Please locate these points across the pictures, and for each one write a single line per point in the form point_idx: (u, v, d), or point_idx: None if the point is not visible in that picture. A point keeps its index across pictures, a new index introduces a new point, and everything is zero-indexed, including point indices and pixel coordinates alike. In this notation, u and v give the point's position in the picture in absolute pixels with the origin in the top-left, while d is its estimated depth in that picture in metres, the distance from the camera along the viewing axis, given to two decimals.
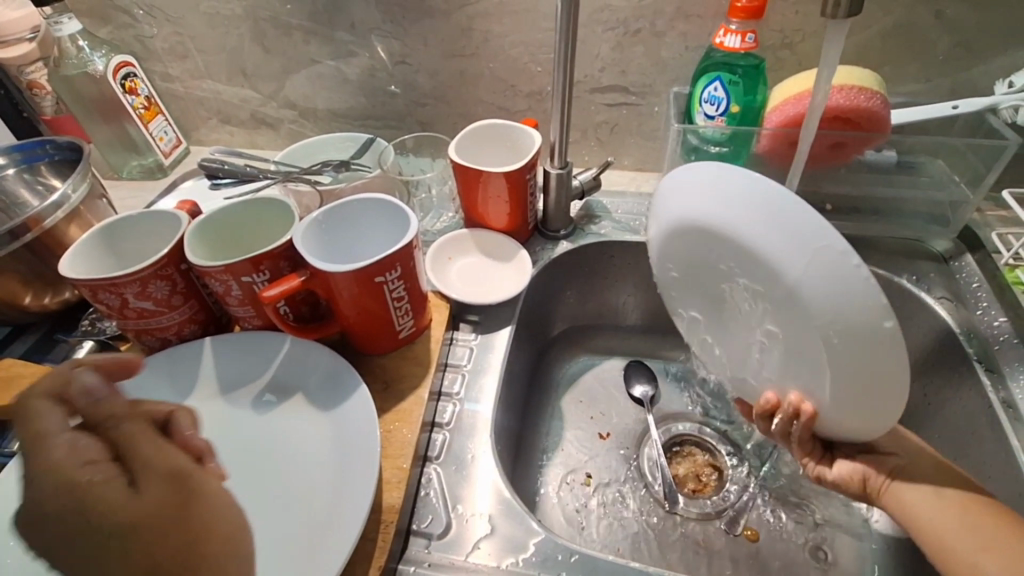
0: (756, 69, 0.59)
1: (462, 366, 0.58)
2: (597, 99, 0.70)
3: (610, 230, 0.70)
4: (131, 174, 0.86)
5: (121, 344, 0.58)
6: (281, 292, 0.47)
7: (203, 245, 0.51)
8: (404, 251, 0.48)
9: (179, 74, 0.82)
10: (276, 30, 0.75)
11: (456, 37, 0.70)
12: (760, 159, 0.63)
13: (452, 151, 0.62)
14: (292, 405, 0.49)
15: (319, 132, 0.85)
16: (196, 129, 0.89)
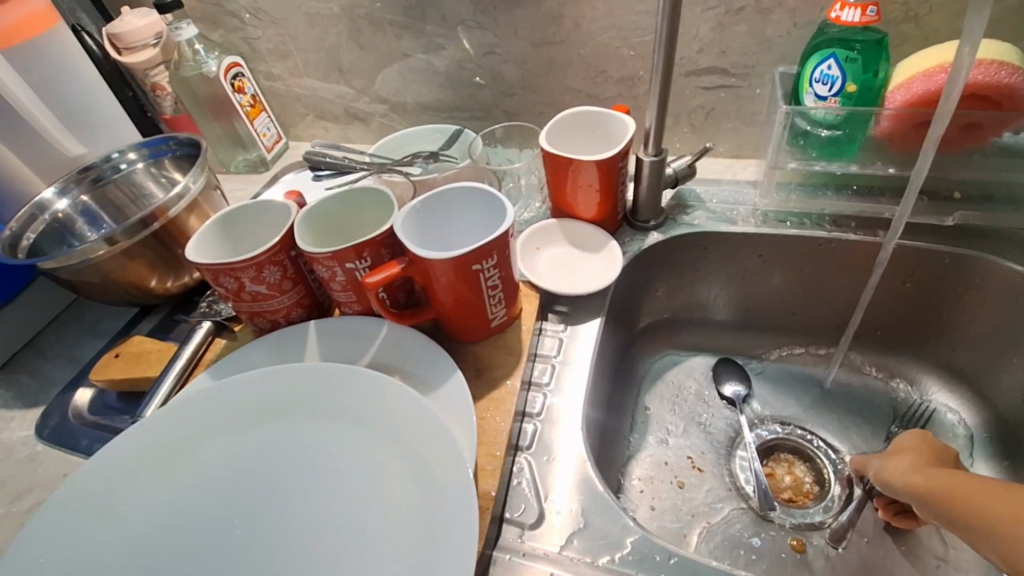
0: (878, 44, 0.54)
1: (552, 357, 0.57)
2: (692, 83, 0.67)
3: (705, 221, 0.67)
4: (237, 168, 0.92)
5: (234, 325, 0.62)
6: (383, 278, 0.48)
7: (310, 232, 0.53)
8: (499, 240, 0.48)
9: (281, 73, 0.87)
10: (370, 26, 0.77)
11: (546, 25, 0.69)
12: (878, 143, 0.58)
13: (543, 141, 0.61)
14: None
15: (408, 126, 0.87)
16: (295, 124, 0.94)
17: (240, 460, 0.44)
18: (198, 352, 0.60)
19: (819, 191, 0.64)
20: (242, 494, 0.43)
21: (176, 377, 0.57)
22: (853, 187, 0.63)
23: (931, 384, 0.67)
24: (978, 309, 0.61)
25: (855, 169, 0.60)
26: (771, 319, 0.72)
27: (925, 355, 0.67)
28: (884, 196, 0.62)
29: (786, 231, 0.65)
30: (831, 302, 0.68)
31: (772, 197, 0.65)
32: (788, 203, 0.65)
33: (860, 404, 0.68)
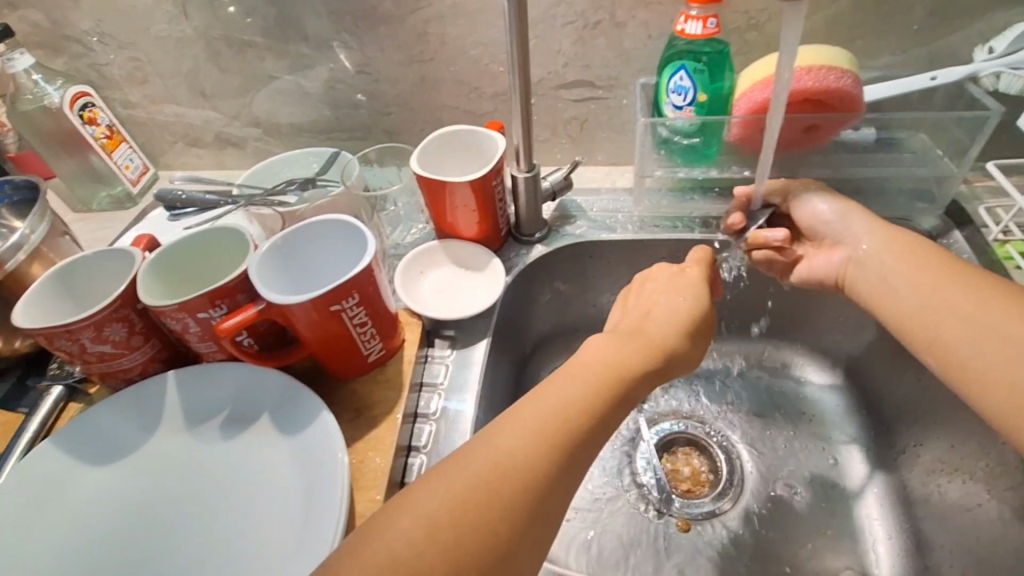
0: (721, 54, 0.57)
1: (438, 384, 0.57)
2: (564, 95, 0.68)
3: (586, 230, 0.69)
4: (101, 205, 0.85)
5: (90, 387, 0.57)
6: (237, 325, 0.46)
7: (159, 281, 0.49)
8: (358, 277, 0.46)
9: (140, 100, 0.80)
10: (231, 48, 0.73)
11: (414, 42, 0.68)
12: (733, 147, 0.61)
13: (414, 163, 0.60)
14: (257, 432, 0.48)
15: (286, 149, 0.83)
16: (164, 154, 0.87)
17: (91, 531, 0.44)
18: (47, 422, 0.54)
19: (686, 195, 0.67)
20: (116, 555, 0.43)
21: (20, 454, 0.51)
22: (716, 189, 0.66)
23: (802, 362, 0.72)
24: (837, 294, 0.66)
25: (716, 173, 0.63)
26: None
27: (798, 339, 0.72)
28: None
29: (659, 235, 0.67)
30: None
31: (644, 204, 0.68)
32: (659, 208, 0.68)
33: (745, 391, 0.71)
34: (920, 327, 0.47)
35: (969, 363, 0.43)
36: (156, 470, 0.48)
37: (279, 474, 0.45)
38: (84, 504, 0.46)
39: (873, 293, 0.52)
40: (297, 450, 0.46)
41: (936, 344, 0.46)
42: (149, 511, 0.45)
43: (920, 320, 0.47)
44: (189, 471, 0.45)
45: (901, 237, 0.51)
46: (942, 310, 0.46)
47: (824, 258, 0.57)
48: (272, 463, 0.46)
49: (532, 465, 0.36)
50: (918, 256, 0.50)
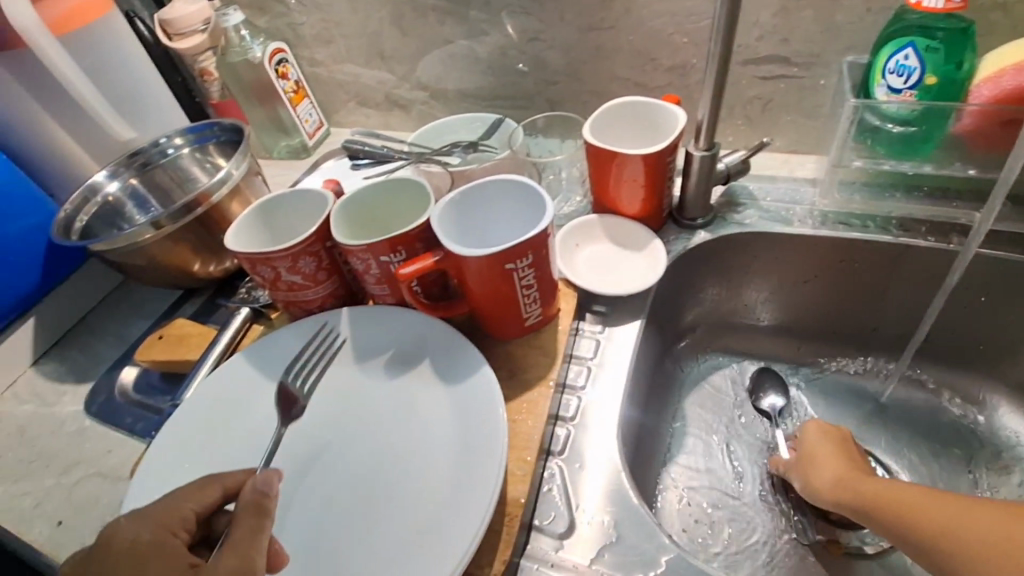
0: (965, 32, 0.49)
1: (588, 359, 0.55)
2: (750, 72, 0.63)
3: (757, 220, 0.63)
4: (280, 154, 0.93)
5: (271, 312, 0.62)
6: (416, 271, 0.48)
7: (347, 223, 0.53)
8: (534, 239, 0.46)
9: (324, 59, 0.87)
10: (413, 11, 0.75)
11: (595, 9, 0.66)
12: (958, 141, 0.52)
13: (587, 132, 0.59)
14: (418, 375, 0.50)
15: (448, 113, 0.86)
16: (337, 111, 0.94)
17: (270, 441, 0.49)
18: (236, 338, 0.60)
19: (886, 192, 0.59)
20: (289, 466, 0.47)
21: (214, 363, 0.57)
22: (925, 188, 0.57)
23: (1000, 402, 0.61)
24: None
25: (929, 169, 0.55)
26: (826, 326, 0.68)
27: (1000, 373, 0.61)
28: (961, 201, 0.56)
29: (848, 234, 0.60)
30: (891, 309, 0.63)
31: (831, 197, 0.61)
32: (849, 204, 0.61)
33: (919, 422, 0.63)
34: (887, 509, 0.43)
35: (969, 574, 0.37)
36: (327, 396, 0.51)
37: (437, 422, 0.47)
38: (265, 415, 0.50)
39: (831, 496, 0.48)
40: (457, 402, 0.47)
41: (909, 521, 0.41)
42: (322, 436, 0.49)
43: (906, 513, 0.41)
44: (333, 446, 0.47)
45: (851, 465, 0.50)
46: (898, 512, 0.42)
47: None
48: (431, 409, 0.48)
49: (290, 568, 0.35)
50: (857, 478, 0.47)
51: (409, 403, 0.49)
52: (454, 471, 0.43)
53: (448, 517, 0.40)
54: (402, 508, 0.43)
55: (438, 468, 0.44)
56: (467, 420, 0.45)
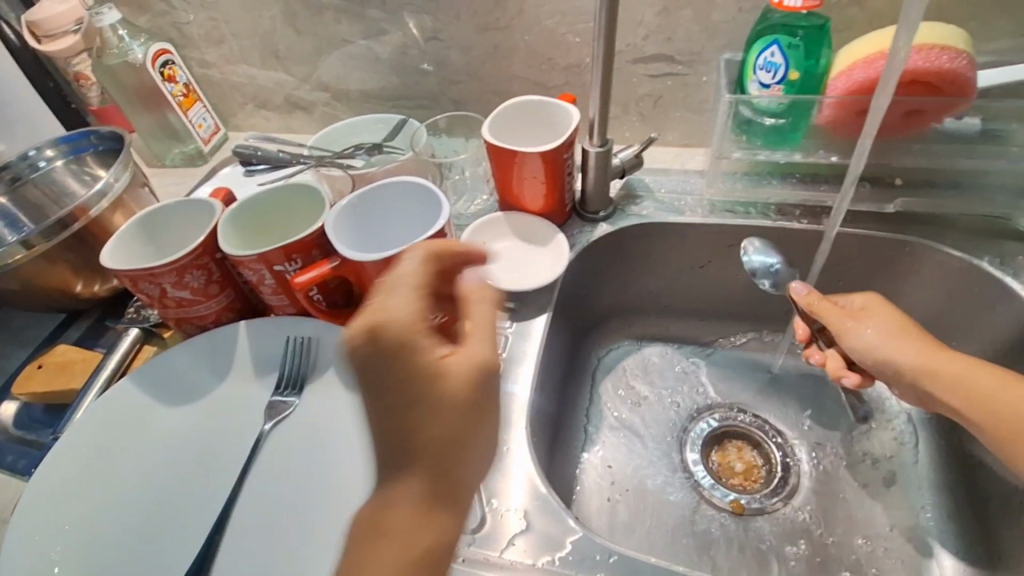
0: (821, 30, 0.53)
1: (496, 355, 0.56)
2: (640, 70, 0.66)
3: (653, 211, 0.67)
4: (174, 162, 0.87)
5: (163, 331, 0.59)
6: (310, 279, 0.46)
7: (237, 233, 0.50)
8: (430, 240, 0.46)
9: (216, 60, 0.82)
10: (306, 10, 0.73)
11: (490, 9, 0.67)
12: (822, 130, 0.57)
13: (485, 131, 0.59)
14: (323, 384, 0.49)
15: (352, 115, 0.84)
16: (234, 114, 0.89)
17: (163, 467, 0.46)
18: (124, 361, 0.56)
19: (764, 179, 0.64)
20: (184, 492, 0.45)
21: (100, 390, 0.53)
22: (797, 174, 0.63)
23: None
24: (917, 294, 0.62)
25: (799, 157, 0.60)
26: (722, 307, 0.72)
27: None
28: (828, 184, 0.62)
29: (733, 220, 0.64)
30: None
31: (718, 186, 0.65)
32: (733, 192, 0.65)
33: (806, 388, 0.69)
34: (960, 395, 0.47)
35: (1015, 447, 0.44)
36: (226, 415, 0.49)
37: (344, 431, 0.46)
38: (158, 441, 0.47)
39: (881, 368, 0.52)
40: (364, 408, 0.46)
41: (986, 408, 0.46)
42: (218, 458, 0.47)
43: (972, 395, 0.47)
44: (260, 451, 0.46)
45: (903, 329, 0.51)
46: (966, 385, 0.47)
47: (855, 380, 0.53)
48: (338, 418, 0.47)
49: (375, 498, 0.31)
50: (934, 348, 0.49)
51: (315, 413, 0.48)
52: (361, 478, 0.43)
53: None
54: (306, 521, 0.42)
55: (345, 475, 0.43)
56: None
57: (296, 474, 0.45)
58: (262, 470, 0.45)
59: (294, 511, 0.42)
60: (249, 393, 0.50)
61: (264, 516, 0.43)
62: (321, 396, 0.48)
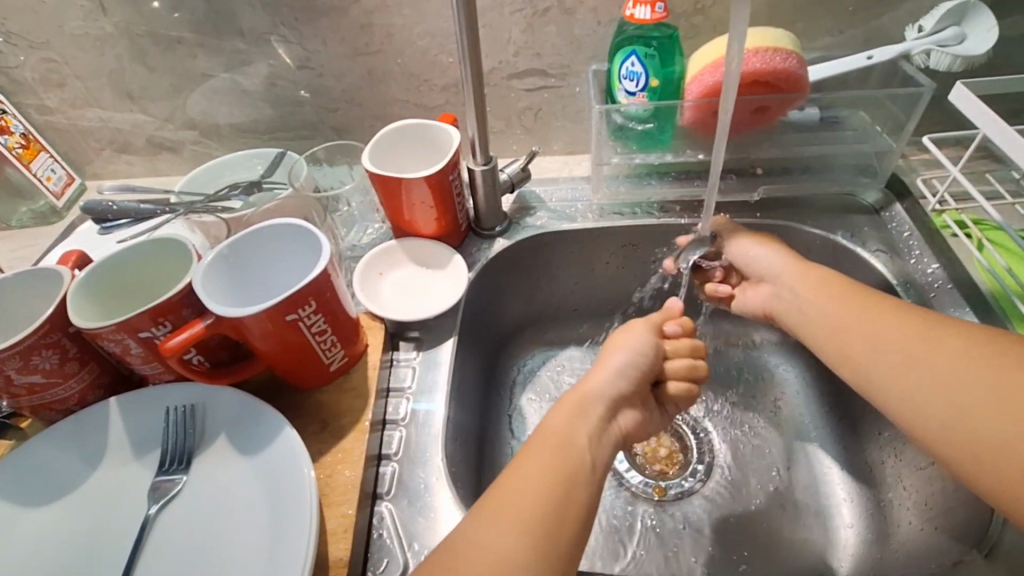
0: (671, 40, 0.57)
1: (406, 388, 0.55)
2: (516, 85, 0.67)
3: (547, 221, 0.68)
4: (22, 222, 0.78)
5: (20, 422, 0.51)
6: (183, 342, 0.42)
7: (92, 301, 0.45)
8: (313, 284, 0.44)
9: (59, 105, 0.74)
10: (157, 46, 0.68)
11: (357, 34, 0.65)
12: (687, 131, 0.61)
13: (365, 160, 0.58)
14: (215, 452, 0.45)
15: (227, 151, 0.78)
16: (90, 162, 0.81)
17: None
18: None
19: (644, 180, 0.67)
20: None
21: None
22: (672, 173, 0.67)
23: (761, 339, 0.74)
24: None
25: (671, 157, 0.64)
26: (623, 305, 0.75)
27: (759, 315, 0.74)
28: (700, 179, 0.66)
29: (621, 222, 0.67)
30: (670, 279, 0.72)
31: (603, 191, 0.68)
32: (618, 195, 0.68)
33: (710, 370, 0.73)
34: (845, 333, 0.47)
35: (878, 379, 0.44)
36: (103, 505, 0.44)
37: (244, 499, 0.42)
38: (20, 551, 0.41)
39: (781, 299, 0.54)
40: (263, 472, 0.43)
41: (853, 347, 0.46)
42: (99, 556, 0.41)
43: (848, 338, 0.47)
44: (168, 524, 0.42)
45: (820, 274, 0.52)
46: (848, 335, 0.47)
47: (753, 293, 0.58)
48: (236, 487, 0.43)
49: (542, 487, 0.39)
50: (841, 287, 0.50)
51: (211, 486, 0.44)
52: (266, 547, 0.39)
53: None
54: None
55: (249, 548, 0.40)
56: (276, 489, 0.42)
57: (193, 558, 0.40)
58: (154, 561, 0.41)
59: None
60: (131, 475, 0.45)
61: None
62: (215, 465, 0.44)
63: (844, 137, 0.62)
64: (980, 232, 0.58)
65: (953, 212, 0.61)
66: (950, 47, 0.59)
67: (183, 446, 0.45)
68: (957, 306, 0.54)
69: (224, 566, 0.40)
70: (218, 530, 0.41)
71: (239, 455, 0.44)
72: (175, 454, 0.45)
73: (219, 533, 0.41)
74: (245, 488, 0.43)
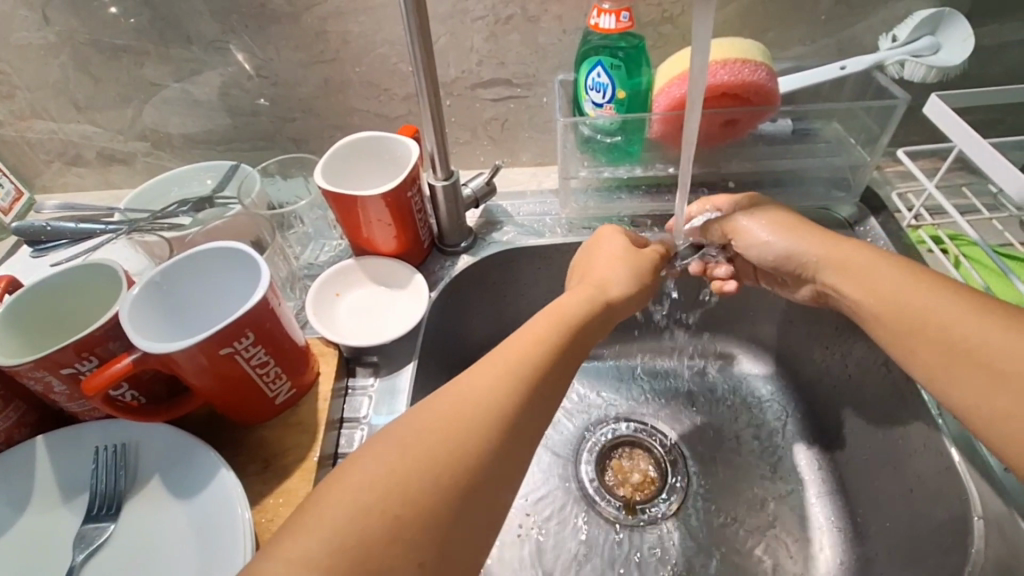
0: (637, 50, 0.54)
1: (362, 418, 0.52)
2: (481, 95, 0.65)
3: (514, 236, 0.65)
4: None
5: None
6: (107, 378, 0.39)
7: (11, 336, 0.42)
8: (249, 315, 0.41)
9: (0, 116, 0.70)
10: (101, 54, 0.64)
11: (312, 42, 0.62)
12: (656, 143, 0.59)
13: (318, 176, 0.55)
14: (147, 494, 0.42)
15: (182, 163, 0.75)
16: (38, 175, 0.77)
17: None
18: None
19: (614, 194, 0.65)
20: None
21: None
22: (642, 187, 0.64)
23: (738, 355, 0.73)
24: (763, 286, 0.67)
25: (641, 171, 0.62)
26: None
27: (735, 329, 0.72)
28: (671, 193, 0.64)
29: (591, 238, 0.64)
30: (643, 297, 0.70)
31: (572, 206, 0.65)
32: (587, 209, 0.66)
33: (685, 386, 0.71)
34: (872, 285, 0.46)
35: (913, 317, 0.43)
36: (20, 557, 0.40)
37: (175, 547, 0.39)
38: None
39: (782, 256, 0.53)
40: (197, 517, 0.40)
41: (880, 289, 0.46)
42: None
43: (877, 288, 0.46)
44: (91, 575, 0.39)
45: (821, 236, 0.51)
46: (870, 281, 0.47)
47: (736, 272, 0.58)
48: (167, 533, 0.40)
49: (481, 400, 0.36)
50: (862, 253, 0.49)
51: (141, 532, 0.40)
52: None
53: None
54: None
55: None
56: (209, 537, 0.39)
57: None
58: None
59: None
60: (53, 523, 0.42)
61: None
62: (147, 509, 0.41)
63: (817, 150, 0.60)
64: (957, 248, 0.57)
65: (929, 228, 0.60)
66: (924, 58, 0.58)
67: (112, 489, 0.42)
68: None
69: None
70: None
71: (173, 497, 0.41)
72: (103, 497, 0.42)
73: None
74: (177, 534, 0.40)
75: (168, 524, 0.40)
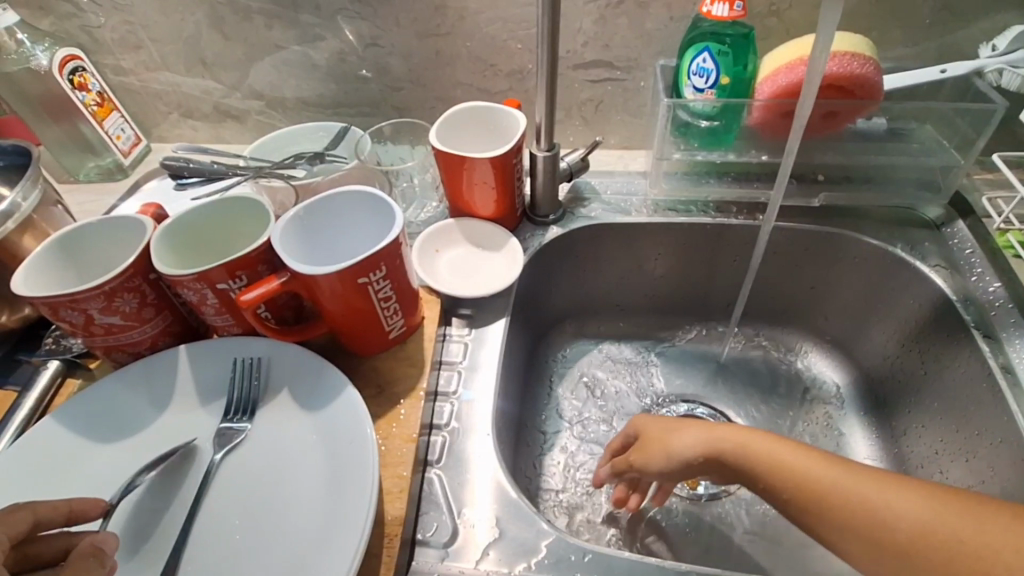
0: (746, 38, 0.57)
1: (458, 363, 0.55)
2: (580, 76, 0.68)
3: (601, 213, 0.68)
4: (89, 176, 0.80)
5: (90, 362, 0.53)
6: (259, 295, 0.44)
7: (170, 252, 0.47)
8: (384, 251, 0.45)
9: (133, 67, 0.77)
10: (234, 14, 0.70)
11: (429, 15, 0.66)
12: (752, 132, 0.61)
13: (433, 137, 0.59)
14: (278, 404, 0.46)
15: (289, 123, 0.80)
16: (156, 125, 0.83)
17: None
18: (44, 399, 0.50)
19: (702, 179, 0.67)
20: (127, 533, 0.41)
21: (16, 433, 0.48)
22: (731, 174, 0.67)
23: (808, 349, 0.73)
24: (839, 281, 0.67)
25: (733, 157, 0.64)
26: (664, 301, 0.75)
27: (806, 324, 0.73)
28: (758, 181, 0.66)
29: (675, 220, 0.67)
30: (717, 281, 0.72)
31: (660, 187, 0.68)
32: (674, 192, 0.68)
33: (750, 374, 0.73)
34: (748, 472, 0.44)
35: (831, 511, 0.40)
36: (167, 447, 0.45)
37: (306, 451, 0.44)
38: (91, 481, 0.43)
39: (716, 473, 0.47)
40: (324, 427, 0.44)
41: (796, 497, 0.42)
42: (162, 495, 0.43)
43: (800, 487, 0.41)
44: (231, 469, 0.44)
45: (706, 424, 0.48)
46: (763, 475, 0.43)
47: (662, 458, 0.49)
48: (297, 438, 0.44)
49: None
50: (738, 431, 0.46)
51: (273, 437, 0.45)
52: (325, 499, 0.41)
53: (320, 549, 0.38)
54: (267, 549, 0.39)
55: (309, 503, 0.41)
56: (337, 445, 0.43)
57: (255, 501, 0.42)
58: (218, 501, 0.42)
59: (254, 539, 0.40)
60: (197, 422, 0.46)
61: (220, 548, 0.40)
62: (278, 417, 0.46)
63: (912, 149, 0.61)
64: None
65: (1017, 232, 0.59)
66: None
67: (249, 398, 0.46)
68: (1017, 327, 0.54)
69: (284, 512, 0.41)
70: (279, 479, 0.43)
71: (302, 408, 0.45)
72: (241, 403, 0.46)
73: (280, 480, 0.43)
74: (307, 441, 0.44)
75: (298, 431, 0.45)
